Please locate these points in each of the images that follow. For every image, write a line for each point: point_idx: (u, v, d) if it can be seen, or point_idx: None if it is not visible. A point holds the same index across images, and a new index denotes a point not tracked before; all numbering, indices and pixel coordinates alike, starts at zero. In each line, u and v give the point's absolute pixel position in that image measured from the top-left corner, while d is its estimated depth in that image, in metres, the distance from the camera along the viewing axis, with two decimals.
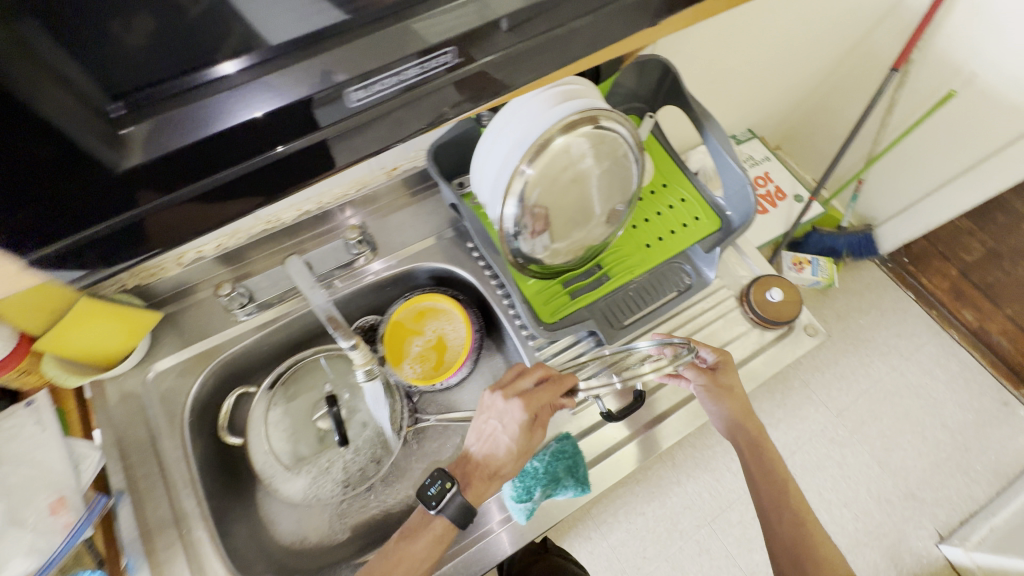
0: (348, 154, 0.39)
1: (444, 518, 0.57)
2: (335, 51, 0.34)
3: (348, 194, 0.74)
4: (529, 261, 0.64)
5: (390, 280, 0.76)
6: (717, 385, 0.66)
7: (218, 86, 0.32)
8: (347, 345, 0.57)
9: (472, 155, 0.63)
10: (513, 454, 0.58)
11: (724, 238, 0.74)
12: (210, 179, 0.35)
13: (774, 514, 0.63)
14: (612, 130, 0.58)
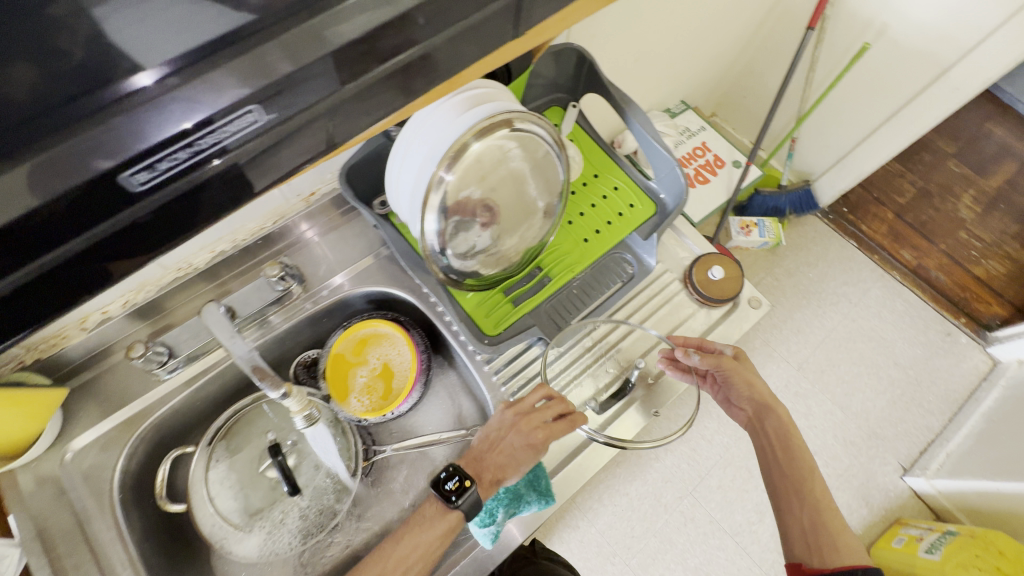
0: (292, 167, 0.31)
1: (452, 515, 0.57)
2: (255, 49, 0.27)
3: (265, 227, 0.70)
4: (464, 275, 0.62)
5: (325, 311, 0.73)
6: (732, 367, 0.70)
7: (132, 100, 0.25)
8: (278, 395, 0.54)
9: (384, 172, 0.60)
10: (522, 461, 0.59)
11: (660, 222, 0.74)
12: (125, 214, 0.26)
13: (793, 498, 0.62)
14: (528, 131, 0.56)
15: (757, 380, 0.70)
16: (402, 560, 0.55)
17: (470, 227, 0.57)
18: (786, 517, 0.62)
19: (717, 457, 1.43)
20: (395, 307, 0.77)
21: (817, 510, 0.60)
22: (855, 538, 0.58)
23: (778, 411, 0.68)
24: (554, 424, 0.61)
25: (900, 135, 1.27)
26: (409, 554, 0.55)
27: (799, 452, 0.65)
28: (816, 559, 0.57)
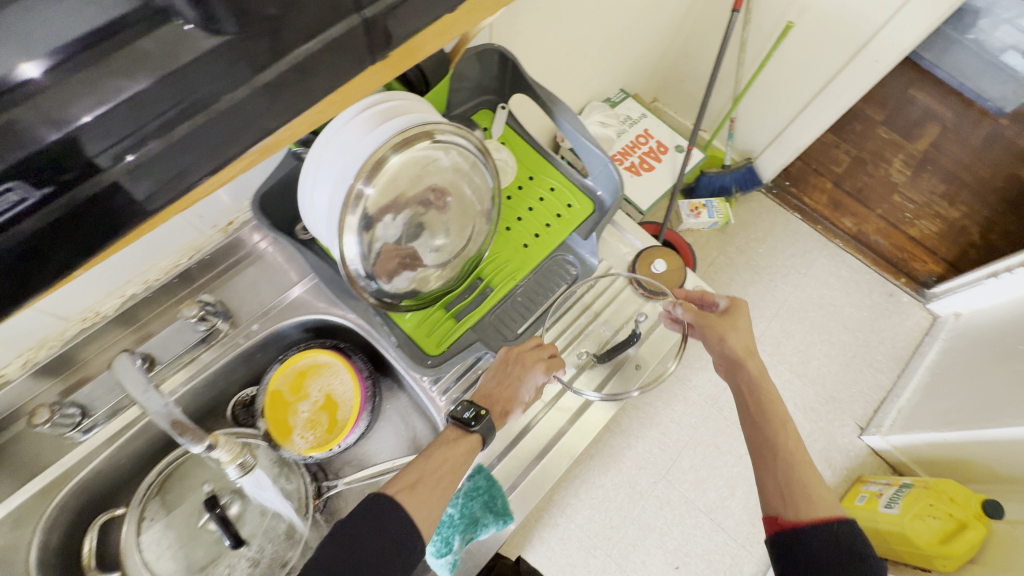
0: (193, 180, 0.27)
1: (469, 440, 0.59)
2: (138, 43, 0.26)
3: (179, 264, 0.65)
4: (399, 295, 0.59)
5: (258, 346, 0.68)
6: (712, 322, 0.69)
7: (21, 95, 0.24)
8: (201, 448, 0.50)
9: (297, 194, 0.56)
10: (527, 390, 0.64)
11: (599, 220, 0.73)
12: (14, 230, 0.23)
13: (767, 452, 0.60)
14: (447, 144, 0.54)
15: (733, 336, 0.68)
16: (433, 476, 0.55)
17: (396, 245, 0.54)
18: (762, 473, 0.60)
19: (687, 439, 1.36)
20: (336, 333, 0.73)
21: (790, 464, 0.58)
22: (830, 490, 0.56)
23: (752, 366, 0.66)
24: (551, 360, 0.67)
25: (829, 109, 1.31)
26: (438, 472, 0.55)
27: (774, 407, 0.63)
28: (790, 511, 0.55)
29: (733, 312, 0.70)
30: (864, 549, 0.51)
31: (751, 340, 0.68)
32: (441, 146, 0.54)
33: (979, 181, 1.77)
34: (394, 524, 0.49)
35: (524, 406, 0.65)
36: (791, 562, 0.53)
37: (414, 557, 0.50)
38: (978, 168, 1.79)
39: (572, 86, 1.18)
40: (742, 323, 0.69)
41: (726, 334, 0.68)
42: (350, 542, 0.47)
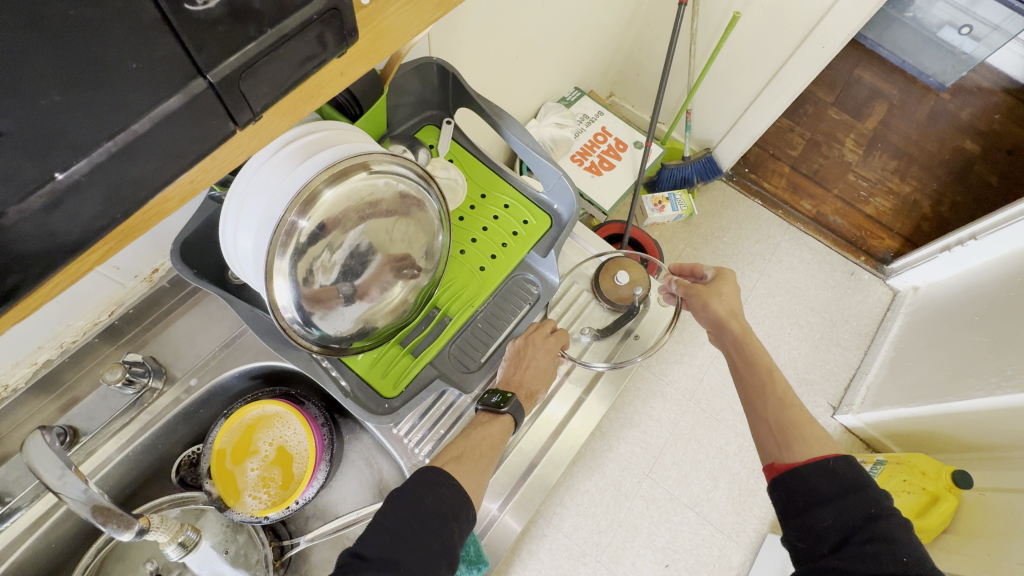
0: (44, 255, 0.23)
1: (501, 423, 0.64)
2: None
3: (99, 321, 0.58)
4: (352, 338, 0.55)
5: (200, 401, 0.63)
6: (698, 289, 0.71)
7: None
8: (122, 533, 0.44)
9: (220, 240, 0.51)
10: (550, 372, 0.69)
11: (557, 235, 0.70)
12: None
13: (758, 404, 0.61)
14: (385, 175, 0.50)
15: (714, 303, 0.70)
16: (476, 451, 0.60)
17: (345, 288, 0.50)
18: (757, 422, 0.61)
19: (668, 435, 1.35)
20: (287, 375, 0.68)
21: (780, 411, 0.59)
22: (825, 430, 0.55)
23: (735, 327, 0.68)
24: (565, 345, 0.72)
25: (781, 95, 1.32)
26: (478, 447, 0.61)
27: (761, 360, 0.64)
28: (785, 455, 0.55)
29: (719, 280, 0.72)
30: (863, 478, 0.49)
31: (734, 305, 0.70)
32: (379, 177, 0.49)
33: (927, 155, 1.82)
34: (449, 492, 0.52)
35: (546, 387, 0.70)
36: (792, 503, 0.51)
37: (465, 527, 0.52)
38: (925, 142, 1.84)
39: (523, 90, 1.15)
40: (727, 287, 0.71)
41: (710, 303, 0.70)
42: (411, 503, 0.50)
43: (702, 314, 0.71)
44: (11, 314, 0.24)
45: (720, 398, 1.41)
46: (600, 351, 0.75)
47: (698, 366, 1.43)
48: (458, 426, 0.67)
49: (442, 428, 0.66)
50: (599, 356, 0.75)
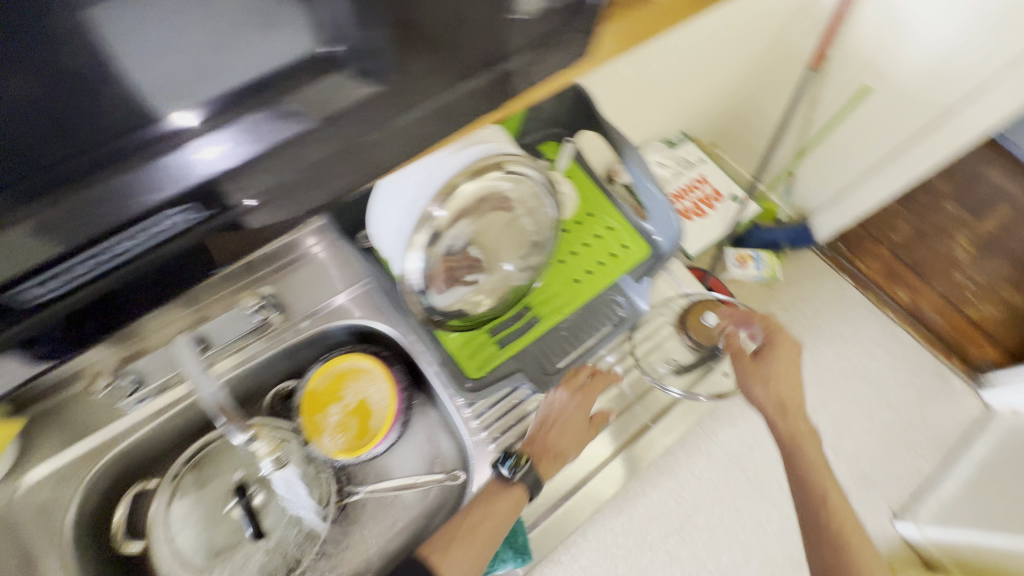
0: None
1: (509, 500, 0.59)
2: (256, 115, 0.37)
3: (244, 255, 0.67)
4: (444, 315, 0.60)
5: (305, 343, 0.70)
6: (747, 369, 0.67)
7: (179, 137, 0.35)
8: (240, 435, 0.52)
9: (367, 205, 0.58)
10: (577, 436, 0.66)
11: (653, 265, 0.72)
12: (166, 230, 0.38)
13: (813, 536, 0.63)
14: (521, 175, 0.55)
15: (763, 387, 0.67)
16: (473, 528, 0.57)
17: (451, 263, 0.56)
18: (812, 554, 0.63)
19: (706, 495, 1.30)
20: (381, 340, 0.73)
21: (834, 547, 0.61)
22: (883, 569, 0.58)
23: (785, 424, 0.67)
24: (597, 417, 0.68)
25: (901, 176, 1.26)
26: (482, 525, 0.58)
27: (815, 458, 0.66)
28: None
29: (764, 356, 0.68)
30: None
31: (791, 380, 0.67)
32: (510, 176, 0.55)
33: None
34: None
35: (576, 450, 0.65)
36: None
37: None
38: None
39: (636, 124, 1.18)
40: (769, 368, 0.67)
41: (755, 385, 0.67)
42: None
43: (756, 392, 0.67)
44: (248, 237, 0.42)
45: (769, 471, 1.34)
46: (676, 382, 0.75)
47: (751, 433, 1.38)
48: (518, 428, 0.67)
49: (500, 428, 0.67)
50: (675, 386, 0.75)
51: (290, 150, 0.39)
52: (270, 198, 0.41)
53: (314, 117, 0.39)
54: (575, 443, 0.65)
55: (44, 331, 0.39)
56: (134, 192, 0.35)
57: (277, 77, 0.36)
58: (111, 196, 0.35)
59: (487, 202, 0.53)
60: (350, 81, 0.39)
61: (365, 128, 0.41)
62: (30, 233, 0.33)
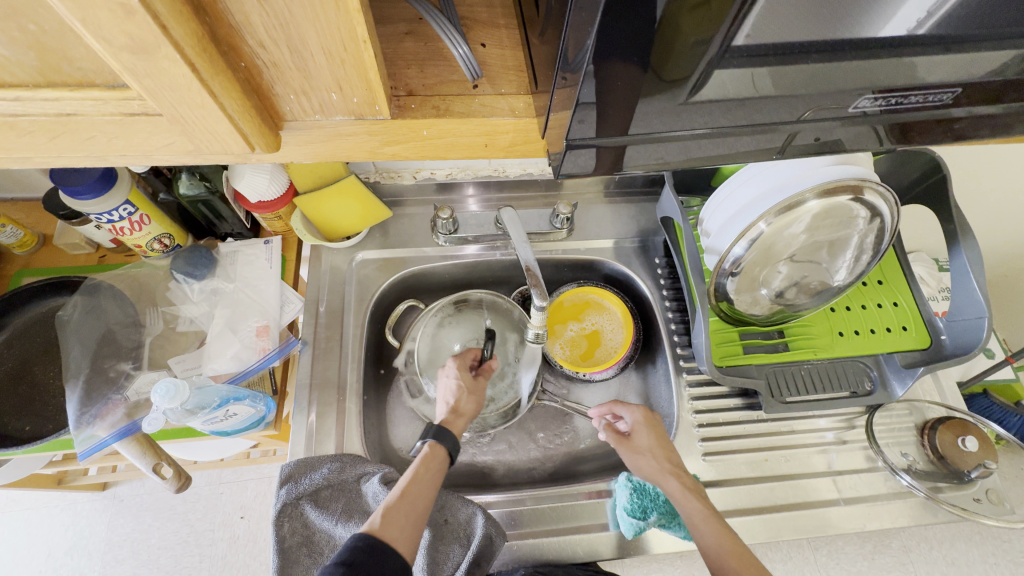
0: (820, 112, 0.35)
1: (440, 446, 0.54)
2: (841, 63, 0.31)
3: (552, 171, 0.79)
4: (720, 297, 0.65)
5: (569, 263, 0.79)
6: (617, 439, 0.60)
7: (780, 47, 0.29)
8: (537, 304, 0.62)
9: (714, 192, 0.65)
10: (480, 395, 0.62)
11: (925, 360, 0.66)
12: (692, 123, 0.33)
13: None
14: (866, 202, 0.56)
15: (642, 460, 0.58)
16: (418, 489, 0.48)
17: (754, 260, 0.59)
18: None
19: None
20: (630, 294, 0.81)
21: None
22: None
23: (674, 481, 0.55)
24: (484, 374, 0.64)
25: None
26: (435, 473, 0.52)
27: (718, 542, 0.49)
28: None
29: (635, 429, 0.60)
30: None
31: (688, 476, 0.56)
32: (859, 204, 0.56)
33: None
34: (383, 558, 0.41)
35: (474, 406, 0.60)
36: None
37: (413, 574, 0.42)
38: None
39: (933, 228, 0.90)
40: (645, 439, 0.59)
41: (634, 462, 0.58)
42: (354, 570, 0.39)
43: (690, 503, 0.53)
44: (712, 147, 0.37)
45: None
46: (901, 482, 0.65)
47: None
48: (717, 431, 0.68)
49: (702, 420, 0.68)
50: (901, 485, 0.65)
51: (851, 78, 0.33)
52: (765, 129, 0.36)
53: (886, 52, 0.31)
54: (470, 397, 0.61)
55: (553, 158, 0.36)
56: (618, 104, 0.30)
57: (881, 43, 0.31)
58: (657, 98, 0.30)
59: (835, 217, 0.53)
60: (898, 57, 0.31)
61: (865, 85, 0.33)
62: (622, 84, 0.29)
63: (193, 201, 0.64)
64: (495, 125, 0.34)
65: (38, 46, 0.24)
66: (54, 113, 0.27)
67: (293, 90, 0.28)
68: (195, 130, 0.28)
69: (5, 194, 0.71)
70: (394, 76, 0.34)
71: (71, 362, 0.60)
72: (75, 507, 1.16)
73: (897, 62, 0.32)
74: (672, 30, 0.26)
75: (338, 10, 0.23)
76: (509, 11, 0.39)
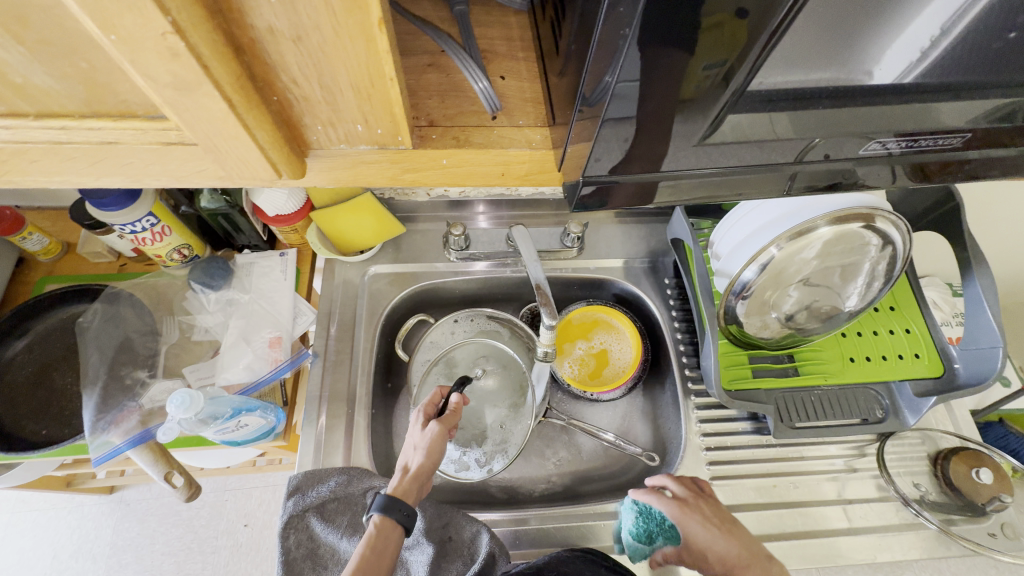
0: (828, 151, 0.36)
1: (387, 519, 0.49)
2: (854, 107, 0.32)
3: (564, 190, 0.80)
4: (729, 320, 0.64)
5: (579, 282, 0.79)
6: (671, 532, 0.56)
7: (793, 91, 0.30)
8: (547, 323, 0.63)
9: (724, 217, 0.66)
10: (433, 446, 0.56)
11: (938, 390, 0.65)
12: (706, 160, 0.34)
13: None
14: (877, 230, 0.56)
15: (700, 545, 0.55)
16: None
17: (764, 284, 0.60)
18: None
19: None
20: (638, 314, 0.81)
21: None
22: None
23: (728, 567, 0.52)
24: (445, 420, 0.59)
25: None
26: (387, 551, 0.48)
27: None
28: None
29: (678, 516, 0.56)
30: None
31: (761, 561, 0.52)
32: (870, 231, 0.56)
33: None
34: None
35: (428, 463, 0.55)
36: None
37: None
38: None
39: (942, 248, 0.89)
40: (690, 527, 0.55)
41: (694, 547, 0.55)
42: None
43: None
44: (729, 183, 0.38)
45: None
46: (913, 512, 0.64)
47: None
48: (724, 454, 0.67)
49: (709, 443, 0.68)
50: (912, 515, 0.64)
51: (864, 120, 0.33)
52: (779, 164, 0.36)
53: (899, 98, 0.32)
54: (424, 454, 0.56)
55: (572, 190, 0.37)
56: (635, 139, 0.31)
57: (893, 88, 0.31)
58: (672, 137, 0.31)
59: (845, 243, 0.53)
60: (910, 99, 0.32)
61: (878, 128, 0.34)
62: (640, 123, 0.30)
63: (213, 214, 0.66)
64: (514, 157, 0.35)
65: (89, 81, 0.26)
66: (96, 140, 0.28)
67: (323, 123, 0.30)
68: (229, 161, 0.30)
69: (33, 203, 0.73)
70: (416, 106, 0.35)
71: (89, 369, 0.61)
72: (82, 510, 1.17)
73: (907, 109, 0.33)
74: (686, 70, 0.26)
75: (369, 51, 0.24)
76: (528, 44, 0.40)
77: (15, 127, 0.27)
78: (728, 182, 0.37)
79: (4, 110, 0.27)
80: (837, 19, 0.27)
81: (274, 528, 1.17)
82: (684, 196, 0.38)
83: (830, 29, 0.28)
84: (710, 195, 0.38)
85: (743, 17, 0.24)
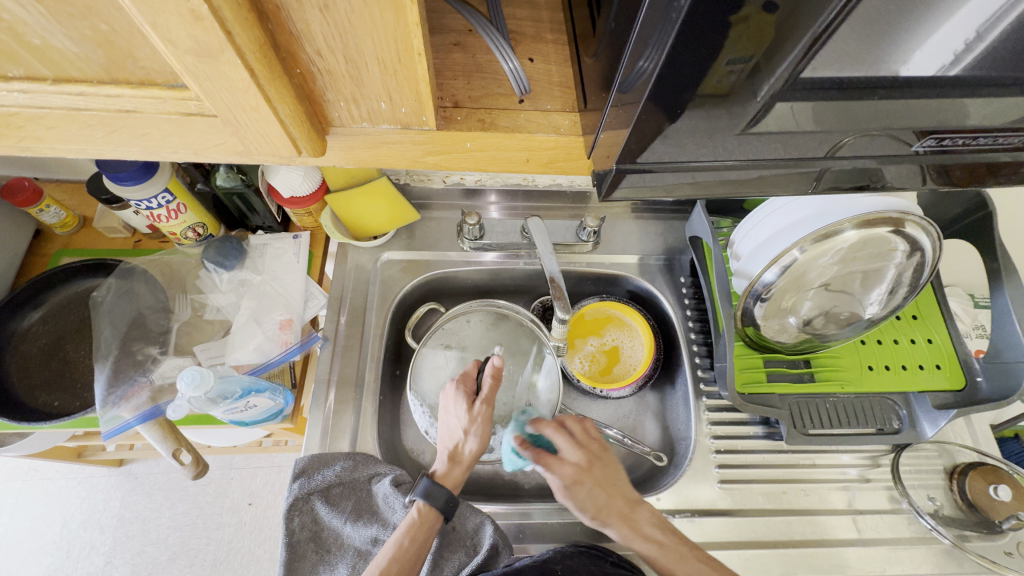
0: (866, 149, 0.34)
1: (429, 509, 0.53)
2: (897, 102, 0.31)
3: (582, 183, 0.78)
4: (746, 321, 0.63)
5: (593, 276, 0.78)
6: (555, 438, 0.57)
7: (835, 85, 0.29)
8: (560, 316, 0.62)
9: (745, 218, 0.64)
10: (483, 434, 0.58)
11: (960, 403, 0.63)
12: (738, 154, 0.33)
13: None
14: (906, 234, 0.54)
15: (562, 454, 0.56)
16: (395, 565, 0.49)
17: (784, 286, 0.58)
18: None
19: None
20: (652, 312, 0.80)
21: None
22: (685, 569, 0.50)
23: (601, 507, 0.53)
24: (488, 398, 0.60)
25: None
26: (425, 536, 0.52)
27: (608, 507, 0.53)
28: None
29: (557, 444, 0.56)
30: None
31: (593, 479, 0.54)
32: (899, 236, 0.55)
33: None
34: None
35: (475, 448, 0.57)
36: None
37: None
38: None
39: (970, 257, 0.87)
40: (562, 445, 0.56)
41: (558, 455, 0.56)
42: None
43: (658, 554, 0.51)
44: (759, 180, 0.36)
45: None
46: (925, 526, 0.63)
47: None
48: (734, 458, 0.66)
49: (719, 446, 0.67)
50: (923, 529, 0.63)
51: (907, 116, 0.32)
52: (814, 161, 0.35)
53: (945, 94, 0.30)
54: (475, 439, 0.58)
55: (598, 180, 0.36)
56: (667, 129, 0.30)
57: (943, 84, 0.30)
58: (705, 128, 0.30)
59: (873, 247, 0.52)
60: (958, 97, 0.31)
61: (921, 125, 0.32)
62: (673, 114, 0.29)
63: (229, 193, 0.66)
64: (540, 144, 0.34)
65: (110, 46, 0.25)
66: (115, 109, 0.28)
67: (348, 99, 0.29)
68: (250, 137, 0.29)
69: (51, 175, 0.74)
70: (441, 86, 0.34)
71: (102, 342, 0.62)
72: (92, 481, 1.19)
73: (956, 106, 0.31)
74: (718, 60, 0.25)
75: (398, 23, 0.23)
76: (558, 27, 0.39)
77: (30, 92, 0.27)
78: (758, 178, 0.36)
79: (22, 74, 0.27)
80: (892, 9, 0.26)
81: (278, 509, 1.18)
82: (710, 192, 0.37)
83: (882, 19, 0.26)
84: (737, 191, 0.37)
85: (772, 11, 0.23)
